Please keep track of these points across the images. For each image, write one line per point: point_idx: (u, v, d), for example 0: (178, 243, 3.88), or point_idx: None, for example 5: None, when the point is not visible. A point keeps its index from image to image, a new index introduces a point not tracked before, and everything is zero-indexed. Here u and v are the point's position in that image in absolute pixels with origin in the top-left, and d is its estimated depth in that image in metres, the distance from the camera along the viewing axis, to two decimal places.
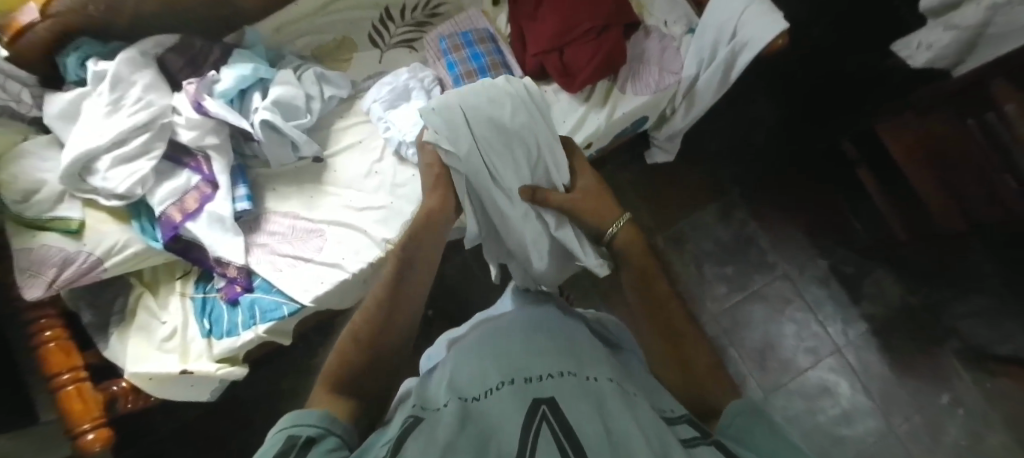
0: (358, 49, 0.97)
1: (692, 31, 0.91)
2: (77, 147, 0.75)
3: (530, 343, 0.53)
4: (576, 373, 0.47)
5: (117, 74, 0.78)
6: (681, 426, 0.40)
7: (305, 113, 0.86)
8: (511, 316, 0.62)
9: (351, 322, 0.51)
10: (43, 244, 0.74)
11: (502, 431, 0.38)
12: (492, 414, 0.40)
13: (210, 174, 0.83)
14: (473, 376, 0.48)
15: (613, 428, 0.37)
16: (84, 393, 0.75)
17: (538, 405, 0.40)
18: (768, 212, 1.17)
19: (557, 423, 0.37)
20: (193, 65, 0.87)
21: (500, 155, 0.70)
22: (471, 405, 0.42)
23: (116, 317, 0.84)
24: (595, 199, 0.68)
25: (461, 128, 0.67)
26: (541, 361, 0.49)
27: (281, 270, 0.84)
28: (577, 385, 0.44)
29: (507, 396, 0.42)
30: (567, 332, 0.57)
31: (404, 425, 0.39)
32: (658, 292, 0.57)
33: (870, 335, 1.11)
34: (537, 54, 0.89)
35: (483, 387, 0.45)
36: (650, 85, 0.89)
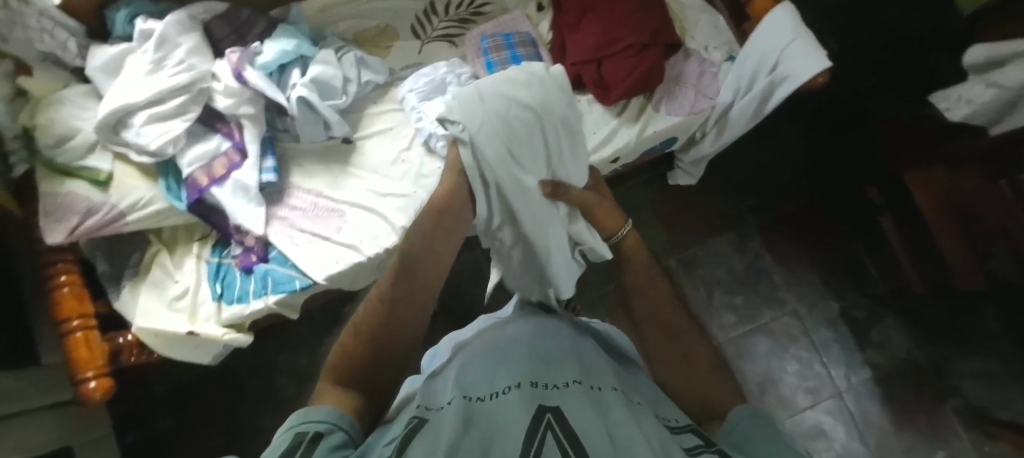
0: (399, 39, 0.98)
1: (732, 60, 0.90)
2: (114, 101, 0.76)
3: (536, 351, 0.53)
4: (582, 382, 0.47)
5: (163, 34, 0.79)
6: (686, 436, 0.41)
7: (340, 94, 0.87)
8: (518, 324, 0.62)
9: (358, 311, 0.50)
10: (71, 191, 0.75)
11: (506, 433, 0.38)
12: (496, 417, 0.41)
13: (241, 143, 0.84)
14: (478, 377, 0.49)
15: (617, 437, 0.38)
16: (91, 341, 0.76)
17: (543, 412, 0.40)
18: (783, 247, 1.17)
19: (561, 432, 0.37)
20: (238, 35, 0.88)
21: (524, 143, 0.59)
22: (477, 405, 0.43)
23: (130, 271, 0.84)
24: (604, 206, 0.66)
25: (481, 108, 0.56)
26: (546, 370, 0.49)
27: (298, 245, 0.85)
28: (583, 395, 0.44)
29: (513, 398, 0.43)
30: (576, 342, 0.58)
31: (409, 425, 0.40)
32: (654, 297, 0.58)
33: (873, 382, 1.10)
34: (576, 63, 0.90)
35: (489, 389, 0.46)
36: (684, 107, 0.89)
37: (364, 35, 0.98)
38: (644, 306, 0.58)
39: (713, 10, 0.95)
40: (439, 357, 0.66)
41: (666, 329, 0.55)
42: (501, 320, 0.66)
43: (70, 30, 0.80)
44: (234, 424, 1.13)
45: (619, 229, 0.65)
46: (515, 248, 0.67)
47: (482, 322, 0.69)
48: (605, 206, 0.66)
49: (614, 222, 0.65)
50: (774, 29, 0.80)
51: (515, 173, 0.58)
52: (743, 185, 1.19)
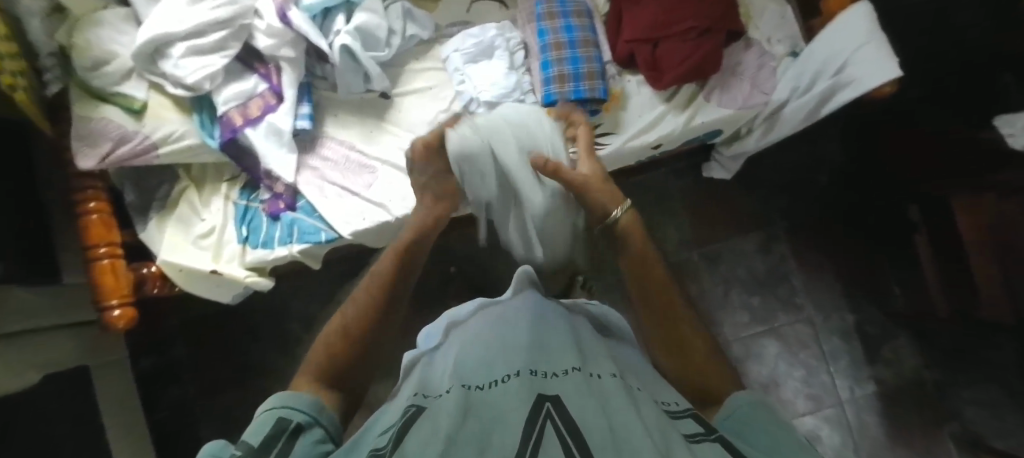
0: None
1: (794, 56, 0.85)
2: (152, 29, 0.73)
3: (532, 336, 0.52)
4: (581, 369, 0.45)
5: None
6: (684, 421, 0.41)
7: (383, 46, 0.83)
8: (514, 307, 0.62)
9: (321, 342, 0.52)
10: (104, 117, 0.74)
11: (502, 424, 0.37)
12: (495, 404, 0.40)
13: (278, 85, 0.82)
14: (476, 364, 0.48)
15: (618, 424, 0.36)
16: (117, 270, 0.76)
17: (543, 401, 0.39)
18: (808, 254, 1.15)
19: (562, 421, 0.36)
20: None
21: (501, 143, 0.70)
22: (476, 394, 0.42)
23: (158, 204, 0.84)
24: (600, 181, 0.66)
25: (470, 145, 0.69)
26: (544, 357, 0.47)
27: (327, 197, 0.84)
28: (583, 384, 0.42)
29: (515, 386, 0.41)
30: (571, 325, 0.57)
31: (406, 415, 0.41)
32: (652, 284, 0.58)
33: (875, 397, 1.11)
34: (630, 41, 0.85)
35: (488, 377, 0.44)
36: (737, 99, 0.85)
37: None
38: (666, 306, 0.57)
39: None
40: (434, 339, 0.67)
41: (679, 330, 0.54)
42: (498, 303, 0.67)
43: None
44: (244, 361, 1.16)
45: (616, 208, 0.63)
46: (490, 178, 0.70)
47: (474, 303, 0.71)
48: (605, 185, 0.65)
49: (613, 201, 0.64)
50: (850, 29, 0.76)
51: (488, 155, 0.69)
52: (779, 186, 1.16)
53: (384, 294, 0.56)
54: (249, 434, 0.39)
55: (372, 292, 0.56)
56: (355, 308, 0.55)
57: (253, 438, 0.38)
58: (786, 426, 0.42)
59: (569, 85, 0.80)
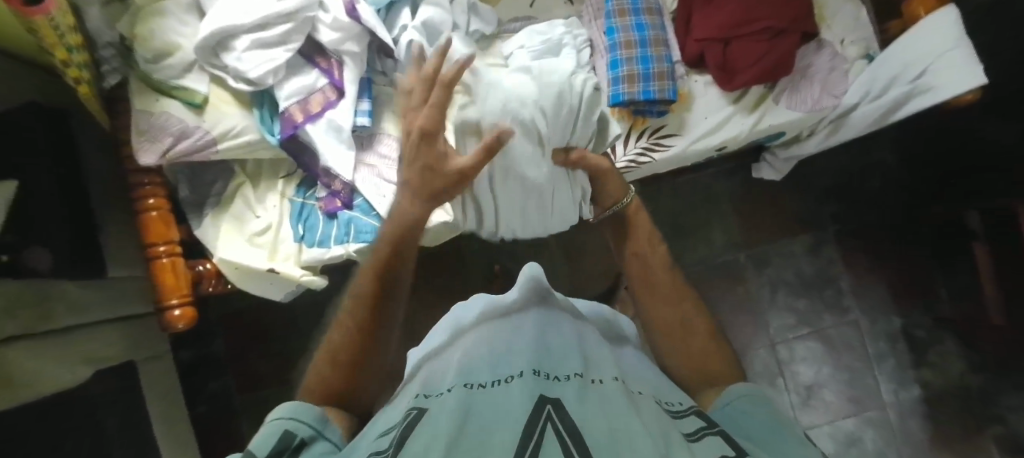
0: None
1: (868, 59, 0.84)
2: (217, 20, 0.70)
3: (538, 339, 0.54)
4: (583, 375, 0.47)
5: None
6: (687, 419, 0.43)
7: (447, 43, 0.80)
8: (524, 311, 0.64)
9: (325, 350, 0.54)
10: (166, 112, 0.72)
11: (503, 424, 0.38)
12: (497, 402, 0.42)
13: (339, 80, 0.79)
14: (481, 365, 0.51)
15: (616, 426, 0.38)
16: (177, 268, 0.75)
17: (544, 404, 0.40)
18: (857, 257, 1.14)
19: (561, 423, 0.37)
20: None
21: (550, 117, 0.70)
22: (477, 392, 0.44)
23: (213, 199, 0.83)
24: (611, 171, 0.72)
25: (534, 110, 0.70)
26: (548, 361, 0.49)
27: (385, 196, 0.82)
28: (584, 388, 0.44)
29: (516, 389, 0.43)
30: (577, 332, 0.59)
31: (408, 416, 0.43)
32: (660, 282, 0.61)
33: (919, 402, 1.09)
34: (700, 40, 0.82)
35: (491, 376, 0.47)
36: (807, 102, 0.83)
37: None
38: (667, 301, 0.59)
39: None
40: (438, 338, 0.69)
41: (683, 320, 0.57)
42: (504, 307, 0.68)
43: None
44: (284, 356, 1.15)
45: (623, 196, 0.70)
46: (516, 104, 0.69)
47: (478, 304, 0.73)
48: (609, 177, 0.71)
49: (621, 192, 0.71)
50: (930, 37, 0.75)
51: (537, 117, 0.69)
52: (830, 188, 1.14)
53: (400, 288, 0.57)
54: (256, 443, 0.41)
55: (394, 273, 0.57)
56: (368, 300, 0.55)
57: (260, 449, 0.40)
58: (777, 414, 0.44)
59: (639, 86, 0.78)
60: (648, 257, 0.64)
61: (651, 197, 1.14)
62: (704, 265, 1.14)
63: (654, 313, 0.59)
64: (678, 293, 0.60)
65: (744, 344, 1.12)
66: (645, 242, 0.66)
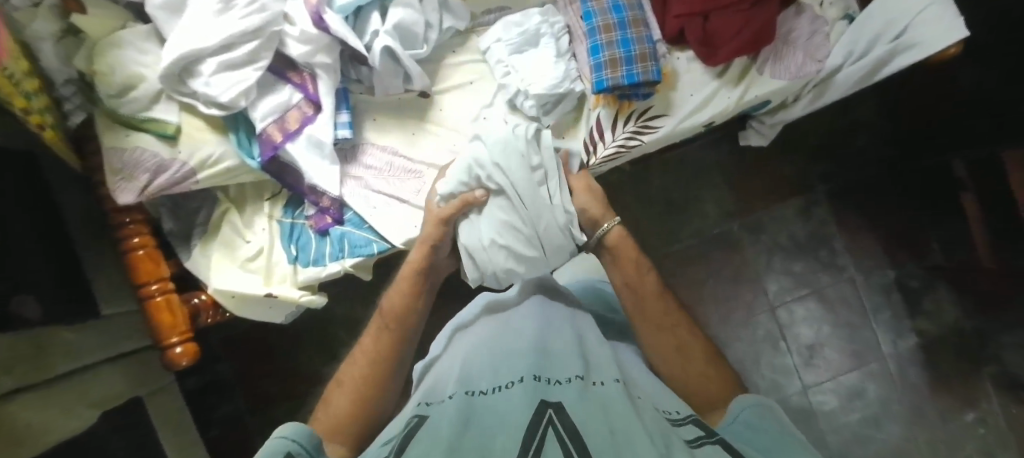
0: None
1: (848, 19, 0.82)
2: (179, 45, 0.67)
3: (537, 343, 0.57)
4: (584, 377, 0.50)
5: None
6: (686, 427, 0.45)
7: (421, 43, 0.77)
8: (522, 310, 0.67)
9: (332, 385, 0.62)
10: (139, 147, 0.70)
11: (505, 431, 0.42)
12: (499, 408, 0.46)
13: (315, 94, 0.77)
14: (482, 372, 0.55)
15: (615, 429, 0.41)
16: (173, 305, 0.73)
17: (545, 408, 0.44)
18: (848, 215, 1.15)
19: (562, 428, 0.41)
20: None
21: (518, 172, 0.63)
22: (479, 399, 0.49)
23: (200, 229, 0.81)
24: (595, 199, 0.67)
25: (506, 165, 0.63)
26: (549, 366, 0.53)
27: (375, 207, 0.81)
28: (585, 390, 0.47)
29: (517, 395, 0.47)
30: (578, 332, 0.61)
31: (411, 422, 0.48)
32: (658, 311, 0.61)
33: (916, 349, 1.12)
34: (680, 15, 0.80)
35: (492, 384, 0.51)
36: (790, 69, 0.82)
37: None
38: (669, 330, 0.60)
39: None
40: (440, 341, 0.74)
41: (684, 348, 0.59)
42: (506, 309, 0.71)
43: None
44: (291, 372, 1.14)
45: (603, 223, 0.66)
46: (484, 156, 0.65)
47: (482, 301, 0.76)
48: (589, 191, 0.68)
49: (600, 215, 0.67)
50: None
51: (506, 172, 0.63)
52: (817, 149, 1.14)
53: (403, 339, 0.64)
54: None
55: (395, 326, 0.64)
56: (372, 343, 0.64)
57: None
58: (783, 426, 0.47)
59: (622, 70, 0.76)
60: (642, 287, 0.63)
61: (641, 175, 1.14)
62: (699, 238, 1.15)
63: (654, 342, 0.60)
64: (675, 318, 0.62)
65: (743, 311, 1.13)
66: (632, 271, 0.64)
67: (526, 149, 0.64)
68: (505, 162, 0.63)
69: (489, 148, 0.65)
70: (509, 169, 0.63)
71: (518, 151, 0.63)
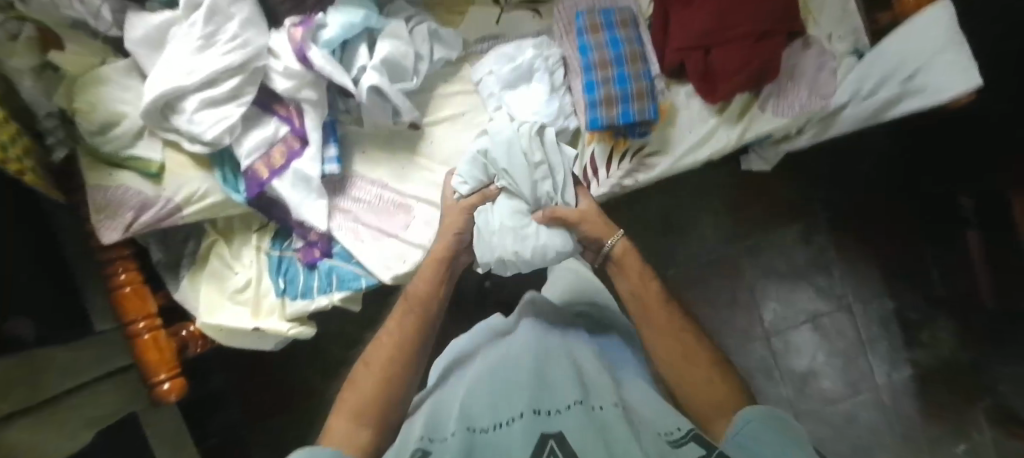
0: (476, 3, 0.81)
1: (857, 55, 0.79)
2: (161, 82, 0.65)
3: (536, 364, 0.57)
4: (583, 401, 0.50)
5: (214, 5, 0.64)
6: (687, 448, 0.45)
7: (411, 76, 0.75)
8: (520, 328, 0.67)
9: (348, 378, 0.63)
10: (123, 185, 0.69)
11: None
12: (501, 449, 0.46)
13: (301, 128, 0.75)
14: (479, 399, 0.53)
15: None
16: (160, 341, 0.73)
17: (547, 440, 0.46)
18: (848, 243, 1.13)
19: None
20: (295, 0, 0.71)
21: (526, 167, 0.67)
22: (481, 438, 0.48)
23: (188, 260, 0.80)
24: (600, 216, 0.68)
25: (514, 158, 0.67)
26: (548, 390, 0.53)
27: (363, 241, 0.80)
28: (585, 418, 0.48)
29: (517, 433, 0.47)
30: (575, 353, 0.61)
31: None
32: (664, 321, 0.62)
33: (910, 379, 1.11)
34: (680, 50, 0.77)
35: (493, 419, 0.50)
36: (794, 107, 0.80)
37: None
38: (671, 335, 0.61)
39: None
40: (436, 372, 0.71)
41: (687, 350, 0.60)
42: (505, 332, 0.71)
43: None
44: (287, 387, 1.16)
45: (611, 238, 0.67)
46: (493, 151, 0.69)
47: (481, 330, 0.75)
48: (599, 218, 0.67)
49: (607, 230, 0.68)
50: (919, 34, 0.70)
51: (514, 167, 0.67)
52: (819, 175, 1.13)
53: (423, 333, 0.65)
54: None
55: (421, 311, 0.66)
56: (397, 322, 0.66)
57: None
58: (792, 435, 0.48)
59: (618, 108, 0.74)
60: (646, 291, 0.65)
61: (639, 200, 1.12)
62: (696, 263, 1.14)
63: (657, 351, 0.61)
64: (678, 322, 0.62)
65: (738, 337, 1.13)
66: (637, 278, 0.66)
67: (532, 143, 0.68)
68: (514, 156, 0.68)
69: (499, 140, 0.69)
70: (518, 162, 0.67)
71: (525, 148, 0.68)
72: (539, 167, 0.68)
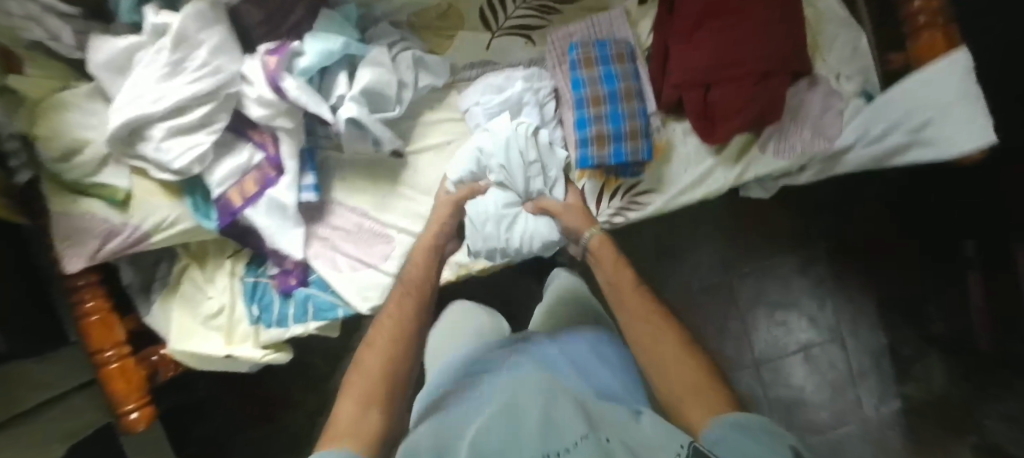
0: (465, 27, 0.78)
1: (865, 97, 0.75)
2: (125, 109, 0.61)
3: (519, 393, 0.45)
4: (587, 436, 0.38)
5: (182, 32, 0.60)
6: None
7: (394, 104, 0.71)
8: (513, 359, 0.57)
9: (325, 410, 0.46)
10: (88, 213, 0.66)
11: None
12: None
13: (277, 156, 0.72)
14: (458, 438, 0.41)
15: None
16: (128, 370, 0.71)
17: None
18: (844, 275, 1.11)
19: None
20: (271, 23, 0.67)
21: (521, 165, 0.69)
22: None
23: (159, 283, 0.78)
24: (584, 210, 0.67)
25: (511, 155, 0.69)
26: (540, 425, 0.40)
27: (341, 272, 0.77)
28: None
29: None
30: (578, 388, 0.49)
31: None
32: (634, 301, 0.54)
33: (898, 413, 1.10)
34: (678, 85, 0.73)
35: None
36: (797, 148, 0.76)
37: (423, 20, 0.77)
38: (648, 322, 0.51)
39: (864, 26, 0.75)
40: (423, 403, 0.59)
41: (672, 333, 0.50)
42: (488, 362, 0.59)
43: (62, 13, 0.64)
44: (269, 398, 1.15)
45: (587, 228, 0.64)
46: (490, 148, 0.70)
47: (462, 364, 0.63)
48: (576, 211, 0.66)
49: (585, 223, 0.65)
50: (936, 85, 0.64)
51: (510, 163, 0.69)
52: (819, 205, 1.10)
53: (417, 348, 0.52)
54: None
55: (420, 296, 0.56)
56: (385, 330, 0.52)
57: None
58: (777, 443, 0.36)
59: (609, 147, 0.71)
60: (622, 281, 0.56)
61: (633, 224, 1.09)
62: (687, 290, 1.11)
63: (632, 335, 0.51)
64: (652, 308, 0.53)
65: (727, 366, 1.11)
66: (614, 268, 0.59)
67: (528, 143, 0.70)
68: (511, 152, 0.69)
69: (495, 138, 0.71)
70: (514, 159, 0.69)
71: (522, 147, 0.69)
72: (532, 164, 0.70)
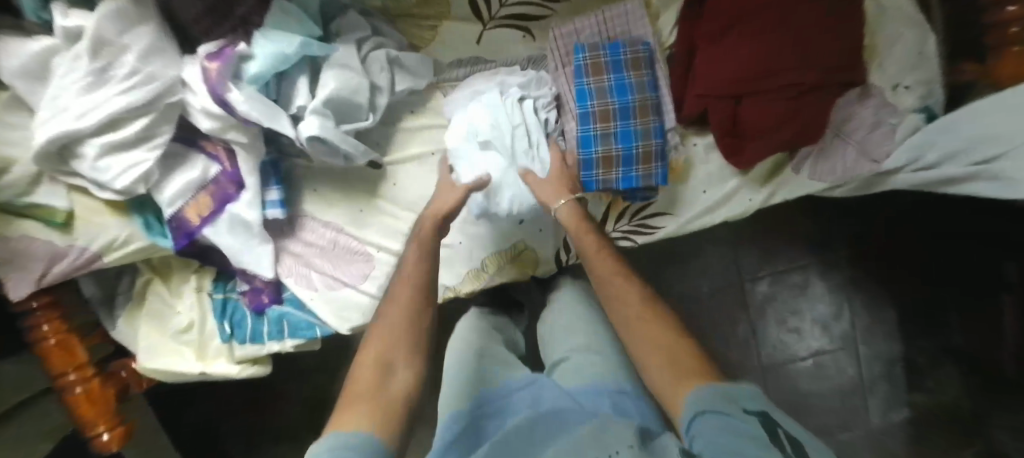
0: (451, 16, 0.69)
1: (924, 114, 0.62)
2: (47, 124, 0.51)
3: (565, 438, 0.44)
4: None
5: (99, 35, 0.50)
6: None
7: (367, 113, 0.63)
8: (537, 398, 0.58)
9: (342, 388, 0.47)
10: (24, 238, 0.57)
11: None
12: None
13: (235, 171, 0.63)
14: None
15: None
16: (96, 392, 0.66)
17: None
18: (864, 282, 1.03)
19: None
20: (215, 15, 0.56)
21: (510, 131, 0.63)
22: None
23: (123, 297, 0.72)
24: (562, 179, 0.61)
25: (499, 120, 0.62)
26: None
27: (317, 292, 0.70)
28: None
29: None
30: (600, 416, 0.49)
31: None
32: (614, 286, 0.53)
33: (904, 425, 1.03)
34: (701, 96, 0.61)
35: None
36: (836, 170, 0.65)
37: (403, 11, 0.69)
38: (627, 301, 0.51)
39: (926, 23, 0.62)
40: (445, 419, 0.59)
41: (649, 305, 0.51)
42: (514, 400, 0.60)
43: None
44: None
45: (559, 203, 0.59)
46: (477, 114, 0.64)
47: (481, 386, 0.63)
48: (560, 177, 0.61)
49: (551, 196, 0.59)
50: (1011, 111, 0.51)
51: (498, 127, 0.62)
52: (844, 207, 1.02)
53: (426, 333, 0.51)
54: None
55: (427, 251, 0.55)
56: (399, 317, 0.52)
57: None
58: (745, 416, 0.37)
59: (618, 170, 0.63)
60: (599, 262, 0.55)
61: None
62: (693, 294, 1.03)
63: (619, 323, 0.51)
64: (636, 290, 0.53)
65: (729, 372, 1.03)
66: (584, 235, 0.57)
67: (518, 112, 0.64)
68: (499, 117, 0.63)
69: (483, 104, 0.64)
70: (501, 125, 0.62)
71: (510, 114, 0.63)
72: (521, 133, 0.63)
